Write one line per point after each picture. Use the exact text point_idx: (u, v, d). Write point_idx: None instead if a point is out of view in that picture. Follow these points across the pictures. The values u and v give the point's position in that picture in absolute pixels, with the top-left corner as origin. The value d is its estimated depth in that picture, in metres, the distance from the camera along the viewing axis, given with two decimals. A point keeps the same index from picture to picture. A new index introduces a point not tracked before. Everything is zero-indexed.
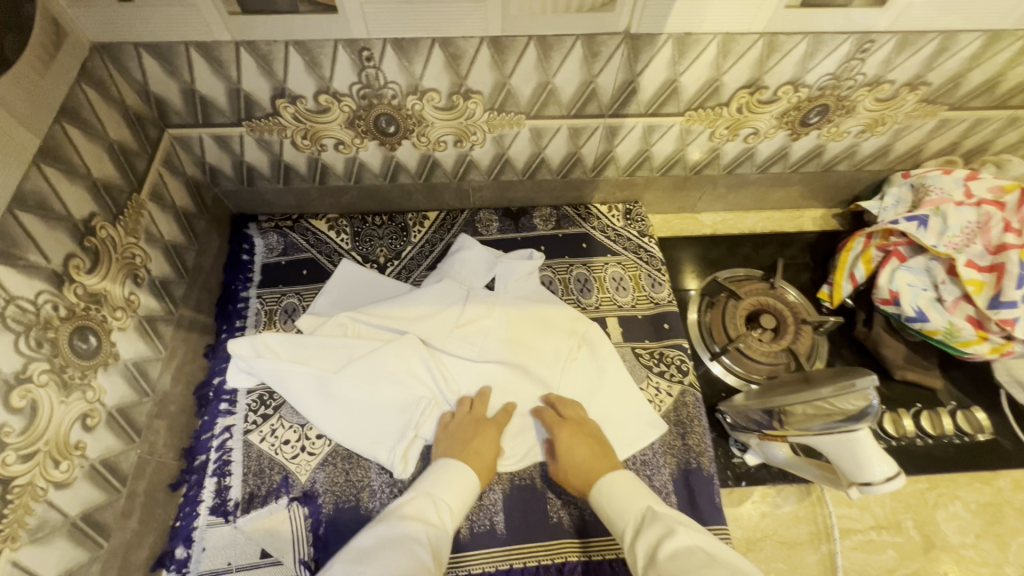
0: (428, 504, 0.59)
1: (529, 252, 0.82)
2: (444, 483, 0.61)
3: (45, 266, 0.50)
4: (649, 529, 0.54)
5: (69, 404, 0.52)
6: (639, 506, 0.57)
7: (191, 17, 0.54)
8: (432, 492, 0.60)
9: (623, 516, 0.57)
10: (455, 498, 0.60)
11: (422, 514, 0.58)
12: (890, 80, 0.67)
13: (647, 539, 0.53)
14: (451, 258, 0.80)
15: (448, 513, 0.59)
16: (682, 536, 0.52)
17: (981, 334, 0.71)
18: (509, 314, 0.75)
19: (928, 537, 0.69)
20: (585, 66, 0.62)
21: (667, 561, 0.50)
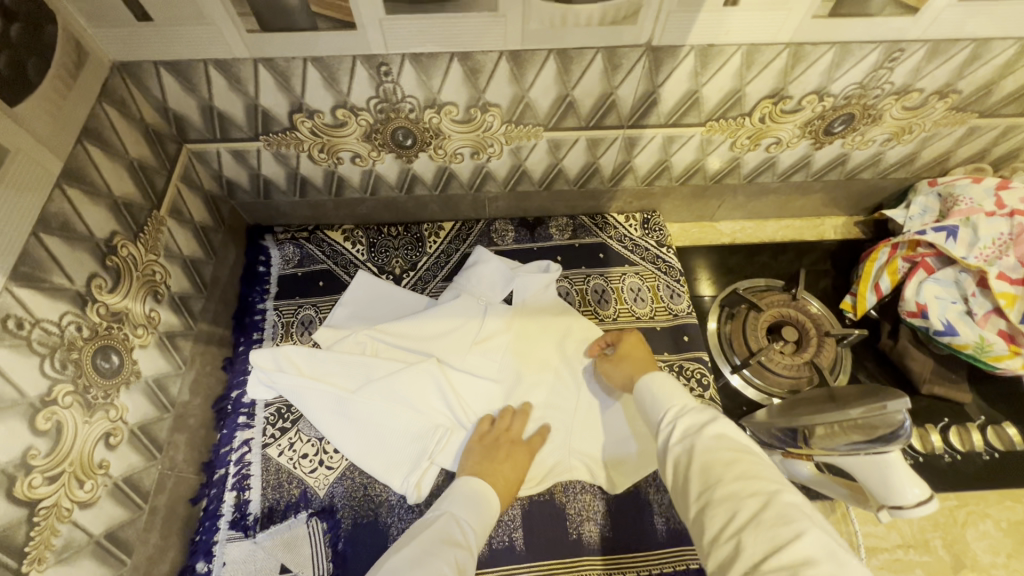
0: (452, 525, 0.57)
1: (546, 263, 0.81)
2: (465, 503, 0.60)
3: (69, 287, 0.50)
4: (692, 410, 0.54)
5: (93, 423, 0.52)
6: (684, 398, 0.57)
7: (211, 35, 0.53)
8: (455, 514, 0.59)
9: (667, 404, 0.57)
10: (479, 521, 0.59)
11: (449, 535, 0.56)
12: (919, 88, 0.65)
13: (691, 418, 0.53)
14: (467, 270, 0.80)
15: (473, 535, 0.58)
16: (727, 424, 0.51)
17: (1013, 349, 0.69)
18: (527, 330, 0.76)
19: (958, 557, 0.68)
20: (605, 78, 0.61)
21: (709, 439, 0.50)
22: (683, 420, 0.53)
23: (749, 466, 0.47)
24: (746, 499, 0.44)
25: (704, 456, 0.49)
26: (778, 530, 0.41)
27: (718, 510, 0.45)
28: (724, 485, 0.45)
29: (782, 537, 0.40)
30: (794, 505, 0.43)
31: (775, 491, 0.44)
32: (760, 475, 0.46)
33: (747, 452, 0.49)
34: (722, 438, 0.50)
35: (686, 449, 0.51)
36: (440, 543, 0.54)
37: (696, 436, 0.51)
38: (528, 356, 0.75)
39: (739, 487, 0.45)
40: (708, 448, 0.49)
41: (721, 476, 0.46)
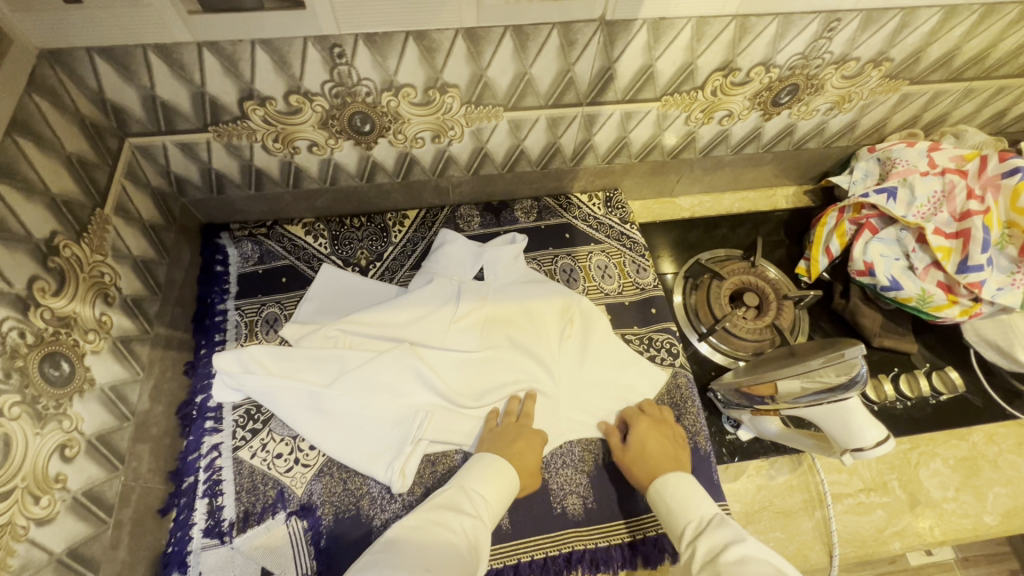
0: (459, 494, 0.60)
1: (512, 234, 0.83)
2: (474, 476, 0.62)
3: (8, 291, 0.46)
4: (715, 532, 0.55)
5: (45, 435, 0.49)
6: (707, 510, 0.59)
7: (149, 18, 0.51)
8: (466, 484, 0.61)
9: (686, 514, 0.59)
10: (491, 493, 0.61)
11: (454, 503, 0.59)
12: (856, 57, 0.69)
13: (712, 541, 0.55)
14: (437, 253, 0.79)
15: (483, 504, 0.60)
16: (753, 545, 0.52)
17: (952, 298, 0.74)
18: (503, 304, 0.77)
19: (913, 494, 0.72)
20: (562, 55, 0.62)
21: (729, 562, 0.51)
22: (707, 540, 0.55)
23: None
24: None
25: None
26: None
27: None
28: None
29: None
30: None
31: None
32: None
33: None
34: (749, 563, 0.50)
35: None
36: (447, 514, 0.57)
37: (716, 559, 0.52)
38: (504, 328, 0.75)
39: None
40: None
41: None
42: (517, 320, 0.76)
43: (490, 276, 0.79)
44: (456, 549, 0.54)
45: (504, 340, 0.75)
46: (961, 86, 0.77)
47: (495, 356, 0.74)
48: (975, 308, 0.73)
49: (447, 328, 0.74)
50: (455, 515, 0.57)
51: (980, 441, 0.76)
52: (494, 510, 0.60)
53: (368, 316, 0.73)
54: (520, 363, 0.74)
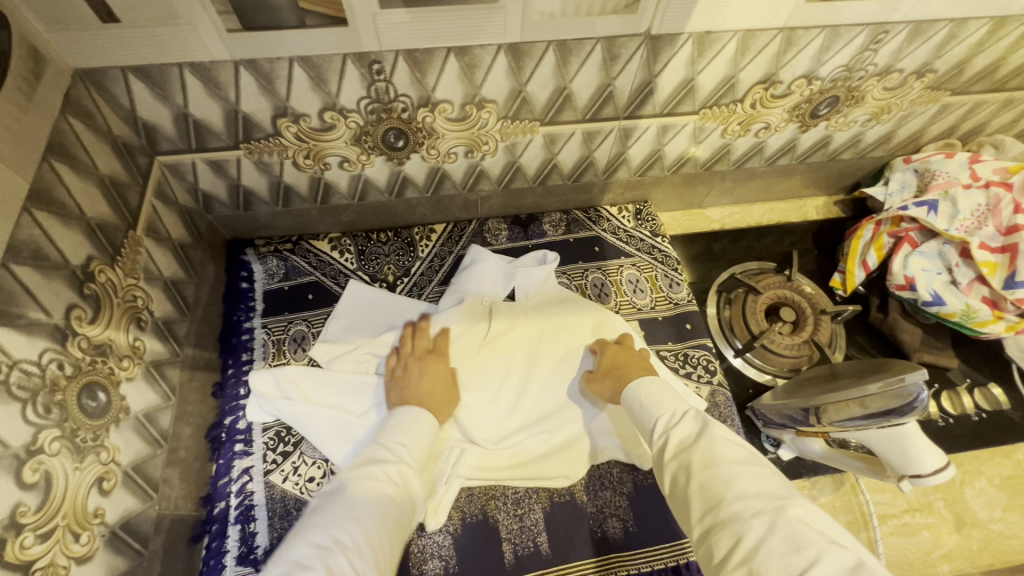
0: (378, 449, 0.57)
1: (542, 253, 0.81)
2: (393, 429, 0.59)
3: (47, 321, 0.45)
4: (689, 420, 0.53)
5: (84, 469, 0.47)
6: (675, 402, 0.57)
7: (188, 37, 0.49)
8: (382, 441, 0.58)
9: (654, 411, 0.56)
10: (408, 438, 0.59)
11: (373, 456, 0.56)
12: (899, 69, 0.67)
13: (683, 430, 0.53)
14: (467, 274, 0.78)
15: (403, 450, 0.57)
16: (724, 429, 0.52)
17: (997, 314, 0.72)
18: (534, 322, 0.75)
19: (959, 515, 0.70)
20: (604, 69, 0.60)
21: (704, 450, 0.49)
22: (672, 432, 0.52)
23: (748, 481, 0.46)
24: (749, 520, 0.43)
25: (703, 475, 0.47)
26: (755, 530, 0.42)
27: (726, 530, 0.43)
28: (726, 505, 0.45)
29: (762, 536, 0.42)
30: (804, 520, 0.43)
31: (775, 506, 0.44)
32: (765, 491, 0.45)
33: (750, 463, 0.48)
34: (721, 448, 0.49)
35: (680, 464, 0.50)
36: (369, 467, 0.54)
37: (690, 446, 0.51)
38: (534, 347, 0.74)
39: (740, 508, 0.44)
40: (708, 460, 0.48)
41: (721, 496, 0.45)
42: (549, 338, 0.74)
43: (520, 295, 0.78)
44: (386, 494, 0.51)
45: (535, 359, 0.73)
46: (1002, 96, 0.76)
47: (527, 380, 0.72)
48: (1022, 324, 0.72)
49: (476, 350, 0.73)
50: (376, 465, 0.54)
51: None
52: (418, 453, 0.58)
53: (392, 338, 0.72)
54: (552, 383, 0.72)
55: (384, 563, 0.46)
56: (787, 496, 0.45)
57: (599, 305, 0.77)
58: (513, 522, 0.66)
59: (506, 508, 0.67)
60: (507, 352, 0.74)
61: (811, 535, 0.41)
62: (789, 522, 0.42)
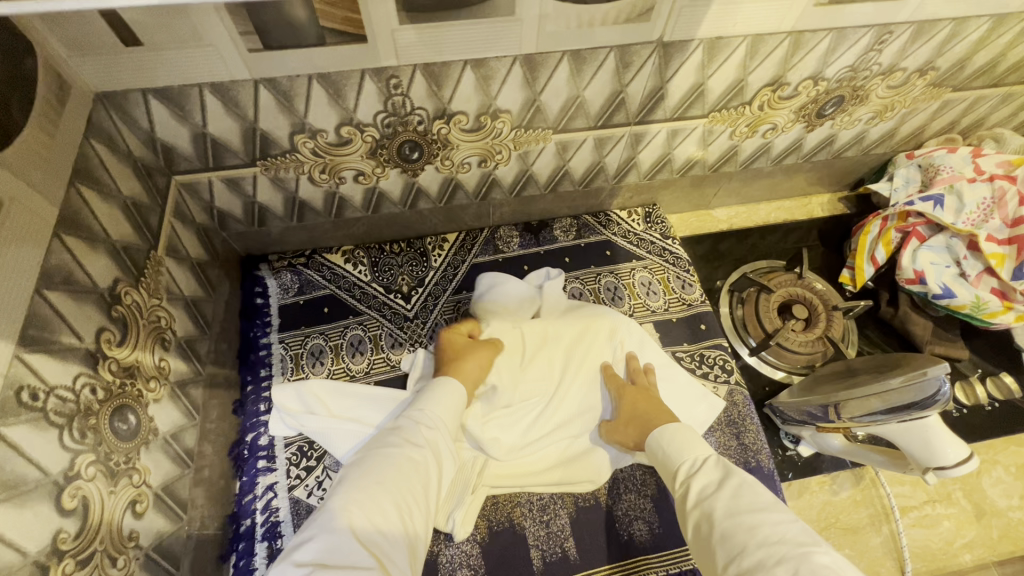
0: (403, 420, 0.60)
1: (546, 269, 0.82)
2: (425, 401, 0.62)
3: (79, 345, 0.45)
4: (708, 471, 0.54)
5: (118, 492, 0.47)
6: (697, 451, 0.58)
7: (209, 58, 0.50)
8: (407, 412, 0.61)
9: (678, 458, 0.58)
10: (433, 407, 0.62)
11: (399, 427, 0.59)
12: (903, 67, 0.69)
13: (703, 482, 0.54)
14: (494, 291, 0.78)
15: (431, 419, 0.60)
16: (743, 479, 0.52)
17: (1007, 305, 0.74)
18: (541, 330, 0.75)
19: (978, 505, 0.71)
20: (616, 76, 0.61)
21: (724, 501, 0.50)
22: (695, 483, 0.54)
23: (770, 528, 0.45)
24: (774, 568, 0.42)
25: (726, 524, 0.48)
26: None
27: None
28: (749, 555, 0.44)
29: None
30: (830, 565, 0.41)
31: (801, 552, 0.42)
32: (787, 537, 0.44)
33: (773, 509, 0.48)
34: (744, 498, 0.49)
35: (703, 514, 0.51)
36: (398, 437, 0.57)
37: (711, 497, 0.51)
38: (548, 356, 0.74)
39: (762, 556, 0.43)
40: (730, 511, 0.48)
41: (744, 545, 0.45)
42: (556, 343, 0.75)
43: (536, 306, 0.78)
44: (413, 461, 0.55)
45: (544, 368, 0.74)
46: (1001, 91, 0.77)
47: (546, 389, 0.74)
48: None
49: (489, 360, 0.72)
50: (399, 435, 0.58)
51: None
52: (443, 420, 0.61)
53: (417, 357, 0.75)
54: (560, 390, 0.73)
55: (403, 521, 0.49)
56: (814, 544, 0.43)
57: (611, 311, 0.77)
58: (540, 528, 0.66)
59: (532, 515, 0.67)
60: (516, 361, 0.74)
61: None
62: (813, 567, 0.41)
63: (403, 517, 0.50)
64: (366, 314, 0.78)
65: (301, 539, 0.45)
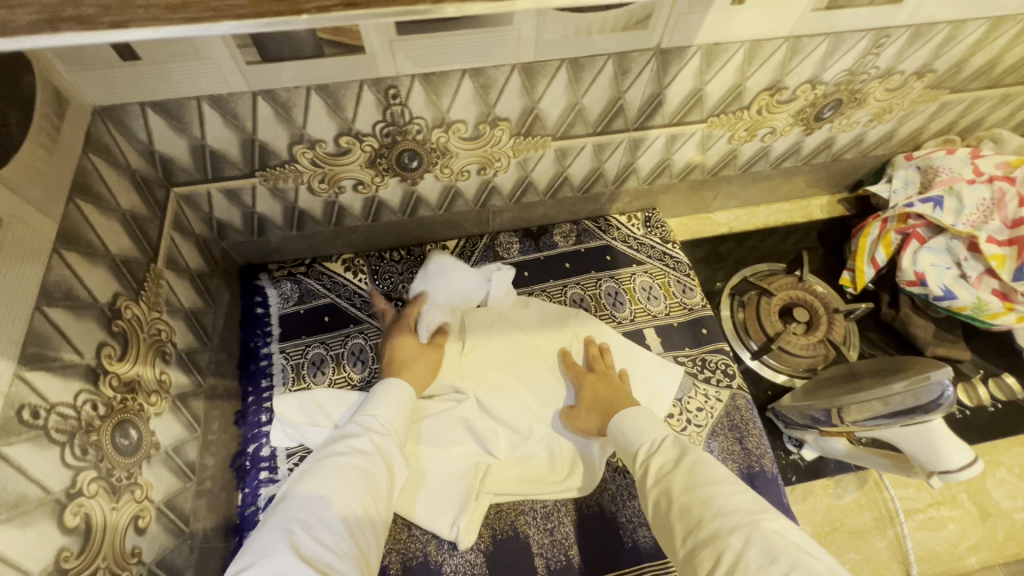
0: (349, 425, 0.59)
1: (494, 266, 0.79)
2: (376, 407, 0.61)
3: (80, 361, 0.45)
4: (667, 447, 0.54)
5: (120, 508, 0.47)
6: (657, 427, 0.58)
7: (207, 70, 0.49)
8: (354, 416, 0.61)
9: (637, 437, 0.57)
10: (383, 411, 0.61)
11: (345, 433, 0.58)
12: (901, 70, 0.69)
13: (662, 458, 0.54)
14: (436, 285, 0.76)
15: (379, 425, 0.60)
16: (699, 454, 0.52)
17: (1008, 305, 0.73)
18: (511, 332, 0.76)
19: (983, 507, 0.71)
20: (615, 83, 0.61)
21: (682, 475, 0.50)
22: (650, 459, 0.54)
23: (723, 498, 0.46)
24: (727, 537, 0.43)
25: (683, 498, 0.48)
26: (735, 547, 0.42)
27: (705, 552, 0.44)
28: (706, 525, 0.45)
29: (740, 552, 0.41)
30: (779, 532, 0.42)
31: (756, 524, 0.43)
32: (739, 507, 0.45)
33: (727, 481, 0.49)
34: (700, 474, 0.50)
35: (662, 490, 0.51)
36: (345, 446, 0.56)
37: (670, 473, 0.52)
38: (532, 357, 0.75)
39: (718, 527, 0.44)
40: (688, 485, 0.49)
41: (700, 517, 0.46)
42: (539, 345, 0.76)
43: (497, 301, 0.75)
44: (361, 471, 0.54)
45: (520, 368, 0.74)
46: (999, 92, 0.77)
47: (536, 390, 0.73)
48: None
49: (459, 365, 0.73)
50: (345, 441, 0.57)
51: None
52: (392, 421, 0.61)
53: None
54: (546, 392, 0.73)
55: (354, 529, 0.49)
56: (769, 515, 0.44)
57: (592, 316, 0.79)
58: (544, 536, 0.66)
59: (536, 523, 0.67)
60: (490, 364, 0.74)
61: (786, 545, 0.40)
62: (768, 537, 0.41)
63: (349, 525, 0.49)
64: (367, 323, 0.78)
65: (242, 561, 0.45)
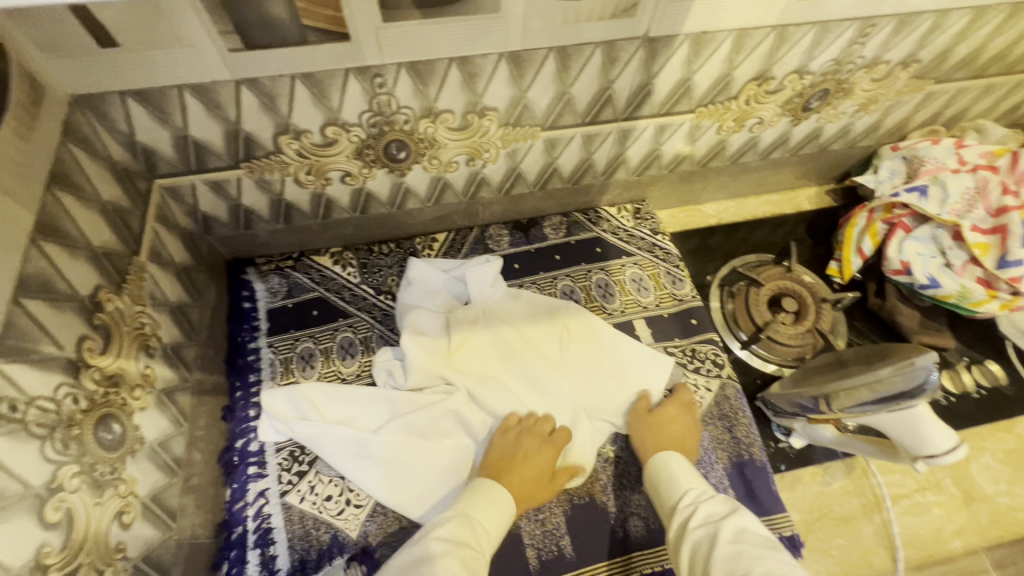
0: (463, 526, 0.56)
1: (487, 256, 0.80)
2: (482, 506, 0.58)
3: (60, 354, 0.44)
4: (715, 502, 0.55)
5: (104, 503, 0.46)
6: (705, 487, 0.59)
7: (188, 58, 0.49)
8: (466, 515, 0.58)
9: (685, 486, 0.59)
10: (492, 523, 0.58)
11: (457, 535, 0.55)
12: (886, 60, 0.69)
13: (712, 510, 0.54)
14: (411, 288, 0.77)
15: (484, 535, 0.56)
16: (748, 516, 0.53)
17: (992, 293, 0.74)
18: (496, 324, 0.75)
19: (967, 491, 0.72)
20: (603, 72, 0.61)
21: (733, 531, 0.50)
22: (703, 508, 0.54)
23: (777, 563, 0.46)
24: None
25: (730, 548, 0.48)
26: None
27: None
28: None
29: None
30: None
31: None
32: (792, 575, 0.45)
33: (775, 547, 0.49)
34: (749, 534, 0.50)
35: (708, 534, 0.52)
36: (450, 546, 0.53)
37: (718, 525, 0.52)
38: (517, 348, 0.74)
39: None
40: (736, 540, 0.49)
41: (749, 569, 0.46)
42: (524, 335, 0.75)
43: (475, 295, 0.77)
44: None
45: (507, 360, 0.73)
46: (982, 83, 0.78)
47: (522, 381, 0.72)
48: (1015, 302, 0.74)
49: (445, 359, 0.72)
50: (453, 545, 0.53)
51: None
52: (493, 542, 0.57)
53: (389, 350, 0.73)
54: (533, 383, 0.72)
55: None
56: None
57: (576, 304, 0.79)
58: (535, 527, 0.66)
59: (528, 513, 0.67)
60: (477, 358, 0.73)
61: None
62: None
63: None
64: (356, 316, 0.78)
65: None
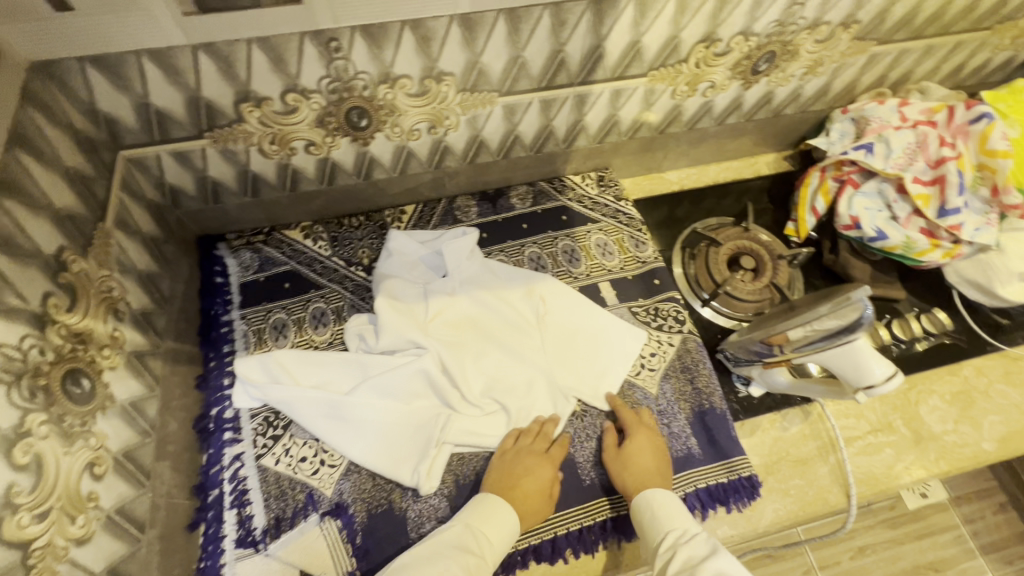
0: (466, 534, 0.59)
1: (463, 229, 0.82)
2: (484, 516, 0.60)
3: (24, 307, 0.45)
4: (696, 543, 0.56)
5: (74, 453, 0.48)
6: (688, 522, 0.60)
7: (143, 22, 0.50)
8: (471, 523, 0.60)
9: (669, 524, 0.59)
10: (493, 532, 0.59)
11: (463, 543, 0.58)
12: (827, 21, 0.72)
13: (690, 550, 0.55)
14: (390, 259, 0.79)
15: (488, 544, 0.59)
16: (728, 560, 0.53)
17: (934, 242, 0.79)
18: (472, 293, 0.77)
19: (917, 431, 0.76)
20: (553, 35, 0.63)
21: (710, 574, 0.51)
22: (684, 550, 0.55)
23: None
24: None
25: None
26: None
27: None
28: None
29: None
30: None
31: None
32: None
33: None
34: None
35: None
36: (453, 550, 0.57)
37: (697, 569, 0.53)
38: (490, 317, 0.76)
39: None
40: None
41: None
42: (499, 303, 0.77)
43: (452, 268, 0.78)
44: None
45: (481, 329, 0.75)
46: (921, 44, 0.82)
47: (494, 345, 0.74)
48: (956, 249, 0.78)
49: (421, 325, 0.74)
50: (461, 555, 0.56)
51: (971, 375, 0.80)
52: (499, 552, 0.59)
53: (362, 316, 0.75)
54: (505, 348, 0.74)
55: None
56: None
57: (552, 276, 0.81)
58: None
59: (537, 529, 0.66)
60: (454, 326, 0.75)
61: None
62: None
63: None
64: (328, 287, 0.79)
65: None
